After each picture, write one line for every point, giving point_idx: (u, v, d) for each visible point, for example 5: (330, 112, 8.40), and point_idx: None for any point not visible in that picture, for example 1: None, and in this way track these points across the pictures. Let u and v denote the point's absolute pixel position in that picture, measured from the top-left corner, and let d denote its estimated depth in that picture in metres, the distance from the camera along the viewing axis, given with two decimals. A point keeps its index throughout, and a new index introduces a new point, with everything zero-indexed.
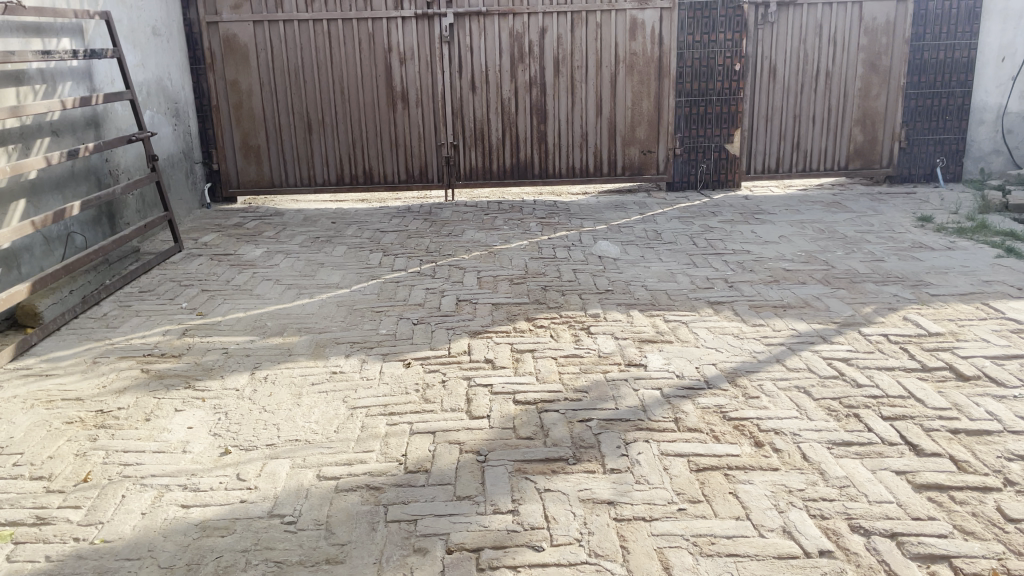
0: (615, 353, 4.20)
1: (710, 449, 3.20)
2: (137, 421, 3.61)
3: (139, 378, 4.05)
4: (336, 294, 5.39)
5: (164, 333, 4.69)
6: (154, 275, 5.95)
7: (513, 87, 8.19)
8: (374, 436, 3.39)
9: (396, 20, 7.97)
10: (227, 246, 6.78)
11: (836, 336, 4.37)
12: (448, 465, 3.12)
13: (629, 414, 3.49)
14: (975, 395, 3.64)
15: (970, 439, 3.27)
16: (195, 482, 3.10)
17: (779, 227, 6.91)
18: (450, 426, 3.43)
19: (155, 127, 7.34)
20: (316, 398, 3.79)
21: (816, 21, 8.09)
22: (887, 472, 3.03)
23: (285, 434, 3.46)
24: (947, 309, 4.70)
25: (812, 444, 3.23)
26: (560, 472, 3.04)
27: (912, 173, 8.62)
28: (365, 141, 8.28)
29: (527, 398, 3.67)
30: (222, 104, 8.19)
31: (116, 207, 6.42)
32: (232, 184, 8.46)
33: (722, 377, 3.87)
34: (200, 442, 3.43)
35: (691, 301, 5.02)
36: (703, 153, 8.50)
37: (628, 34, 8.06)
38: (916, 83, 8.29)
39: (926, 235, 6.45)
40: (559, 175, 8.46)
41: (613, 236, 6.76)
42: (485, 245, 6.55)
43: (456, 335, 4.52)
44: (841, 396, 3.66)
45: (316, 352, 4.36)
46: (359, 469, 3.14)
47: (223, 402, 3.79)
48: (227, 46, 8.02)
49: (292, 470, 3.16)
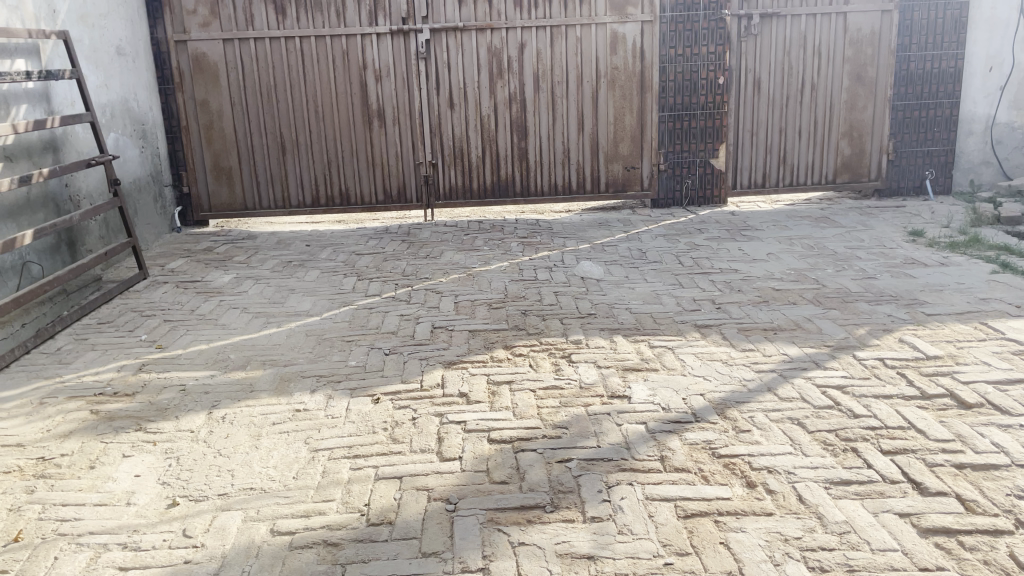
0: (597, 383, 3.95)
1: (698, 491, 2.95)
2: (79, 470, 3.34)
3: (87, 421, 3.78)
4: (305, 323, 5.13)
5: (119, 368, 4.42)
6: (115, 304, 5.67)
7: (493, 104, 7.97)
8: (336, 483, 3.13)
9: (370, 37, 7.75)
10: (195, 272, 6.52)
11: (830, 361, 4.14)
12: (414, 516, 2.86)
13: (611, 453, 3.24)
14: (980, 425, 3.41)
15: (977, 475, 3.04)
16: (137, 539, 2.84)
17: (768, 243, 6.70)
18: (419, 470, 3.18)
19: (120, 150, 7.06)
20: (276, 440, 3.53)
21: (800, 32, 7.93)
22: (889, 515, 2.79)
23: (240, 482, 3.20)
24: (944, 330, 4.48)
25: (808, 484, 2.99)
26: (536, 522, 2.79)
27: (901, 186, 8.43)
28: (341, 160, 8.05)
29: (503, 436, 3.41)
30: (192, 125, 7.94)
31: (76, 234, 6.15)
32: (203, 207, 8.19)
33: (711, 409, 3.63)
34: (147, 492, 3.16)
35: (677, 325, 4.77)
36: (688, 168, 8.29)
37: (608, 48, 7.88)
38: (903, 94, 8.12)
39: (918, 251, 6.25)
40: (541, 192, 8.24)
41: (597, 255, 6.53)
42: (465, 267, 6.31)
43: (430, 366, 4.27)
44: (837, 429, 3.42)
45: (279, 387, 4.09)
46: (316, 521, 2.88)
47: (176, 446, 3.52)
48: (197, 66, 7.78)
49: (243, 524, 2.90)
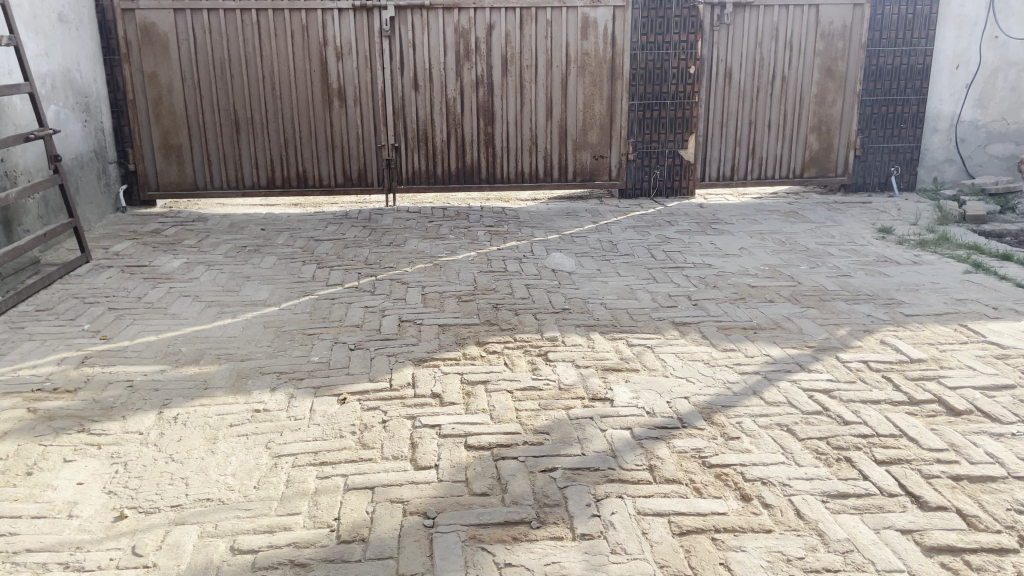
0: (578, 385, 3.76)
1: (693, 506, 2.78)
2: (14, 477, 3.03)
3: (23, 421, 3.45)
4: (262, 313, 4.84)
5: (59, 362, 4.08)
6: (55, 290, 5.28)
7: (459, 87, 7.70)
8: (302, 494, 2.88)
9: (332, 12, 7.41)
10: (142, 256, 6.15)
11: (814, 363, 4.02)
12: (389, 532, 2.64)
13: (597, 462, 3.06)
14: (971, 434, 3.32)
15: (974, 488, 2.93)
16: (80, 559, 2.57)
17: (739, 238, 6.59)
18: (392, 480, 2.95)
19: (60, 124, 6.62)
20: (233, 445, 3.26)
21: (772, 23, 7.83)
22: (891, 532, 2.66)
23: (194, 492, 2.93)
24: (925, 332, 4.40)
25: (805, 497, 2.85)
26: (522, 540, 2.59)
27: (866, 181, 8.43)
28: (299, 141, 7.70)
29: (481, 443, 3.20)
30: (139, 99, 7.50)
31: (12, 213, 5.74)
32: (151, 186, 7.77)
33: (697, 415, 3.46)
34: (91, 502, 2.87)
35: (655, 322, 4.61)
36: (656, 159, 8.15)
37: (579, 32, 7.67)
38: (871, 90, 8.09)
39: (889, 249, 6.20)
40: (506, 180, 8.01)
41: (567, 247, 6.34)
42: (430, 256, 6.05)
43: (398, 364, 4.02)
44: (828, 436, 3.29)
45: (236, 385, 3.81)
46: (281, 538, 2.63)
47: (123, 449, 3.23)
48: (145, 36, 7.33)
49: (200, 541, 2.64)
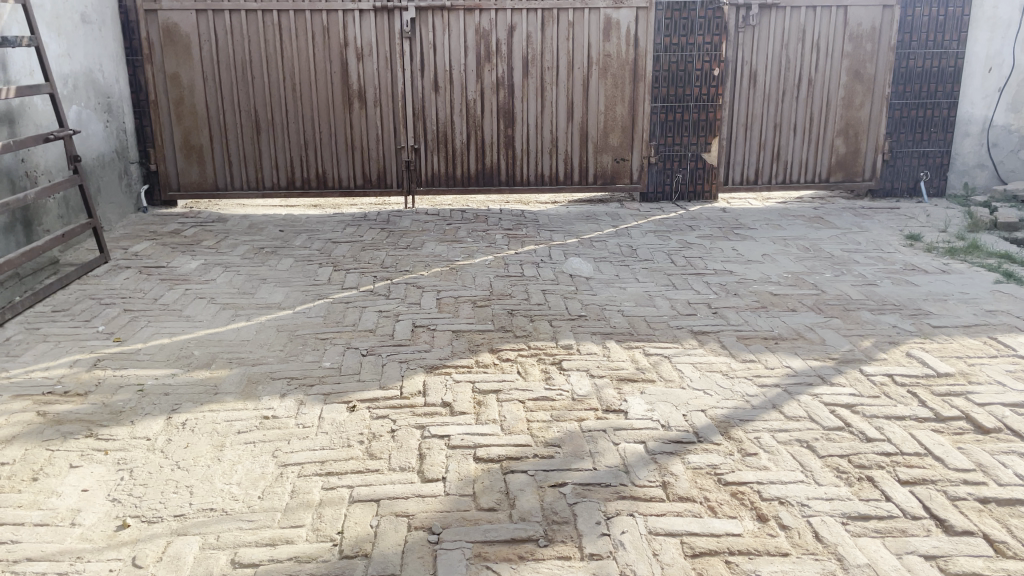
0: (592, 396, 3.67)
1: (706, 526, 2.69)
2: (20, 482, 3.01)
3: (33, 425, 3.44)
4: (277, 317, 4.80)
5: (72, 364, 4.07)
6: (72, 290, 5.29)
7: (479, 88, 7.65)
8: (306, 506, 2.83)
9: (353, 13, 7.37)
10: (160, 257, 6.14)
11: (837, 376, 3.90)
12: (392, 548, 2.58)
13: (609, 477, 2.97)
14: (1000, 453, 3.19)
15: (1003, 511, 2.80)
16: (79, 569, 2.53)
17: (762, 244, 6.47)
18: (398, 493, 2.89)
19: (82, 124, 6.65)
20: (240, 452, 3.21)
21: (799, 24, 7.68)
22: (914, 557, 2.55)
23: (199, 500, 2.89)
24: (953, 345, 4.26)
25: (824, 519, 2.74)
26: (529, 559, 2.52)
27: (895, 186, 8.25)
28: (319, 142, 7.68)
29: (490, 455, 3.13)
30: (161, 99, 7.52)
31: (32, 213, 5.76)
32: (172, 186, 7.80)
33: (714, 429, 3.36)
34: (94, 511, 2.84)
35: (673, 331, 4.52)
36: (679, 162, 8.02)
37: (602, 33, 7.57)
38: (900, 93, 7.91)
39: (917, 257, 6.05)
40: (526, 182, 7.94)
41: (586, 251, 6.25)
42: (447, 260, 5.99)
43: (410, 371, 3.96)
44: (849, 454, 3.18)
45: (246, 391, 3.77)
46: (283, 552, 2.58)
47: (130, 455, 3.20)
48: (167, 37, 7.35)
49: (200, 553, 2.59)
